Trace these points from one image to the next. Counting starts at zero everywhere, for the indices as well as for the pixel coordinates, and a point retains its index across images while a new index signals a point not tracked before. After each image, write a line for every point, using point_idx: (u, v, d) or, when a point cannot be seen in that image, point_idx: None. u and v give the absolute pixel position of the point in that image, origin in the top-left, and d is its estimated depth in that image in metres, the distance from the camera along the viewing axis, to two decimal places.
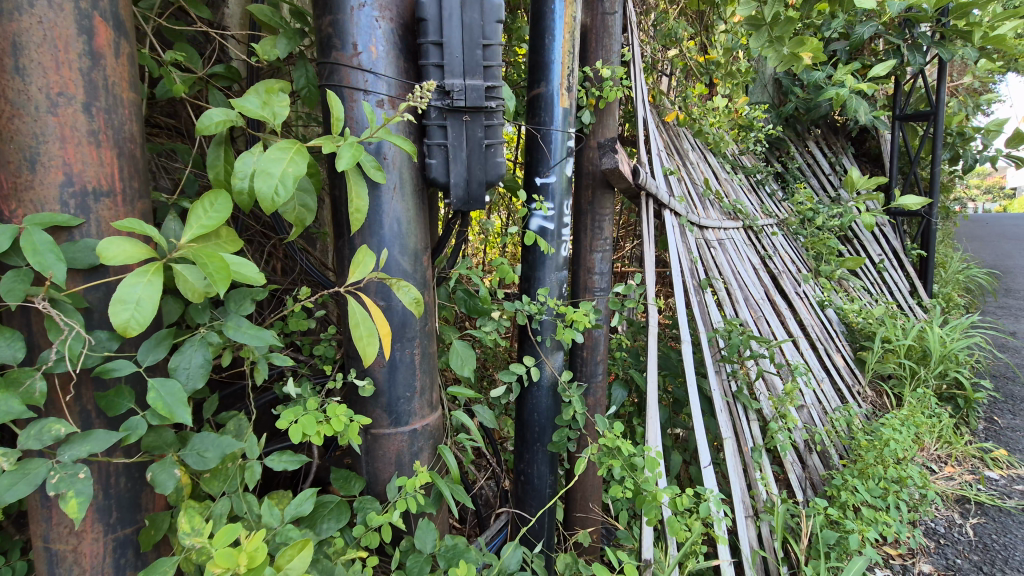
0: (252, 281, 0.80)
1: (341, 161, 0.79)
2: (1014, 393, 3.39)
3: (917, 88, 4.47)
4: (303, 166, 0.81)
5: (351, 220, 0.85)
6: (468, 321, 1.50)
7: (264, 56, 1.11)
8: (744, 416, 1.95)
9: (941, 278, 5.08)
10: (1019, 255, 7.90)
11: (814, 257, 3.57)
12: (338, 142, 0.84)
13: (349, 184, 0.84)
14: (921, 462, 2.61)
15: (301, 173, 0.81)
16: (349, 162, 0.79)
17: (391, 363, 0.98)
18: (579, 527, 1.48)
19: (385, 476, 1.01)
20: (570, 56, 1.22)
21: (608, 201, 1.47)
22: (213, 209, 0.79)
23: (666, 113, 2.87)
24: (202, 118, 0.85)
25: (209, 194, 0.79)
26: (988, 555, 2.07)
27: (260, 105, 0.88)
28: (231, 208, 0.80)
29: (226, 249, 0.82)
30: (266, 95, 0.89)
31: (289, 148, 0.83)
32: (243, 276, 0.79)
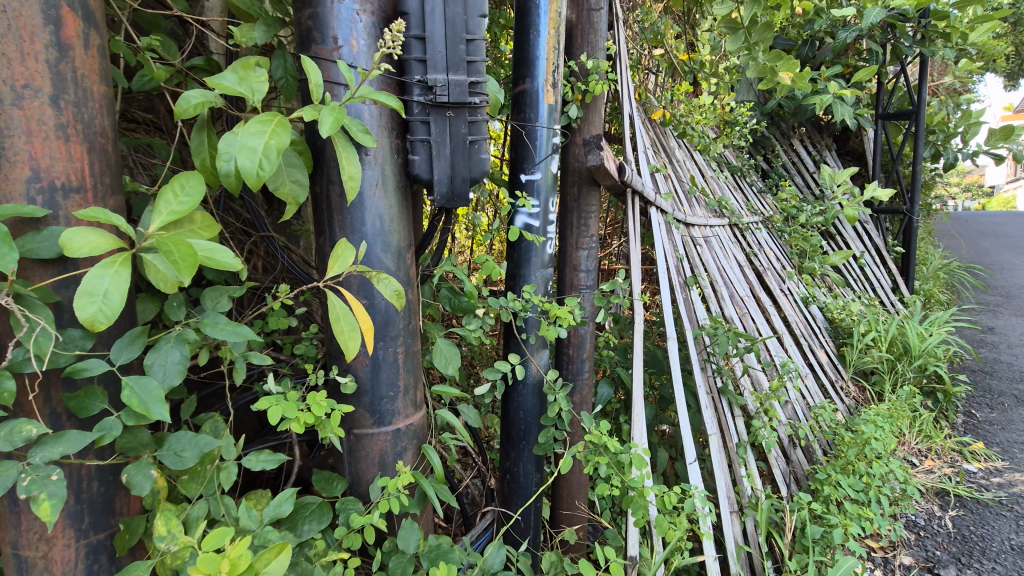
0: (227, 265, 0.77)
1: (323, 127, 0.78)
2: (992, 387, 3.45)
3: (899, 87, 4.52)
4: (286, 135, 0.80)
5: (346, 189, 0.84)
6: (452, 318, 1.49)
7: (242, 39, 1.08)
8: (729, 413, 1.96)
9: (922, 274, 5.17)
10: (997, 252, 8.06)
11: (798, 254, 3.60)
12: (320, 110, 0.83)
13: (338, 151, 0.84)
14: (902, 456, 2.66)
15: (284, 144, 0.80)
16: (333, 126, 0.79)
17: (373, 362, 0.97)
18: (565, 525, 1.48)
19: (368, 477, 1.00)
20: (555, 52, 1.21)
21: (594, 198, 1.47)
22: (182, 193, 0.76)
23: (652, 111, 2.88)
24: (179, 102, 0.85)
25: (180, 176, 0.77)
26: (966, 546, 2.10)
27: (237, 82, 0.87)
28: (202, 192, 0.78)
29: (200, 235, 0.80)
30: (242, 70, 0.88)
31: (270, 121, 0.81)
32: (216, 262, 0.77)
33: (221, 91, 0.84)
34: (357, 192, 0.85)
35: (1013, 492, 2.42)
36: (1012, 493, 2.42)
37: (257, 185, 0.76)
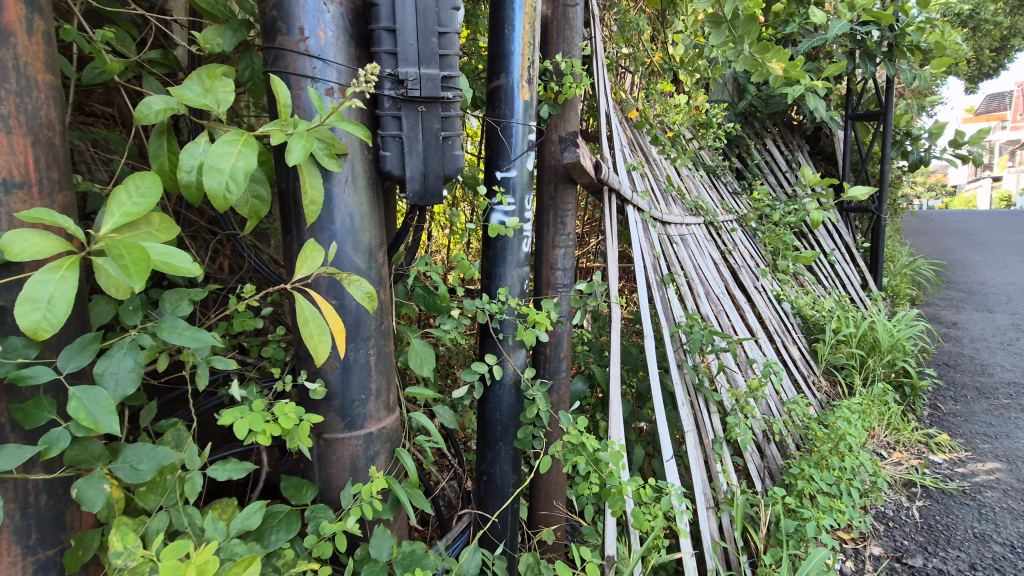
0: (185, 270, 0.74)
1: (292, 154, 0.76)
2: (956, 380, 3.56)
3: (868, 89, 4.64)
4: (252, 159, 0.79)
5: (306, 212, 0.83)
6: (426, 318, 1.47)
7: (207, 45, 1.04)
8: (705, 409, 1.97)
9: (890, 271, 5.32)
10: (959, 249, 8.36)
11: (771, 252, 3.66)
12: (287, 132, 0.80)
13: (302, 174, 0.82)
14: (871, 449, 2.72)
15: (251, 167, 0.79)
16: (301, 155, 0.77)
17: (344, 364, 0.94)
18: (542, 525, 1.47)
19: (339, 483, 0.97)
20: (530, 48, 1.19)
21: (571, 196, 1.45)
22: (137, 193, 0.73)
23: (629, 110, 2.89)
24: (142, 105, 0.81)
25: (134, 175, 0.73)
26: (932, 535, 2.16)
27: (202, 93, 0.85)
28: (158, 191, 0.75)
29: (157, 237, 0.76)
30: (208, 81, 0.86)
31: (236, 141, 0.80)
32: (174, 267, 0.74)
33: (184, 104, 0.82)
34: (317, 215, 0.84)
35: (976, 482, 2.50)
36: (974, 482, 2.50)
37: (223, 208, 0.76)
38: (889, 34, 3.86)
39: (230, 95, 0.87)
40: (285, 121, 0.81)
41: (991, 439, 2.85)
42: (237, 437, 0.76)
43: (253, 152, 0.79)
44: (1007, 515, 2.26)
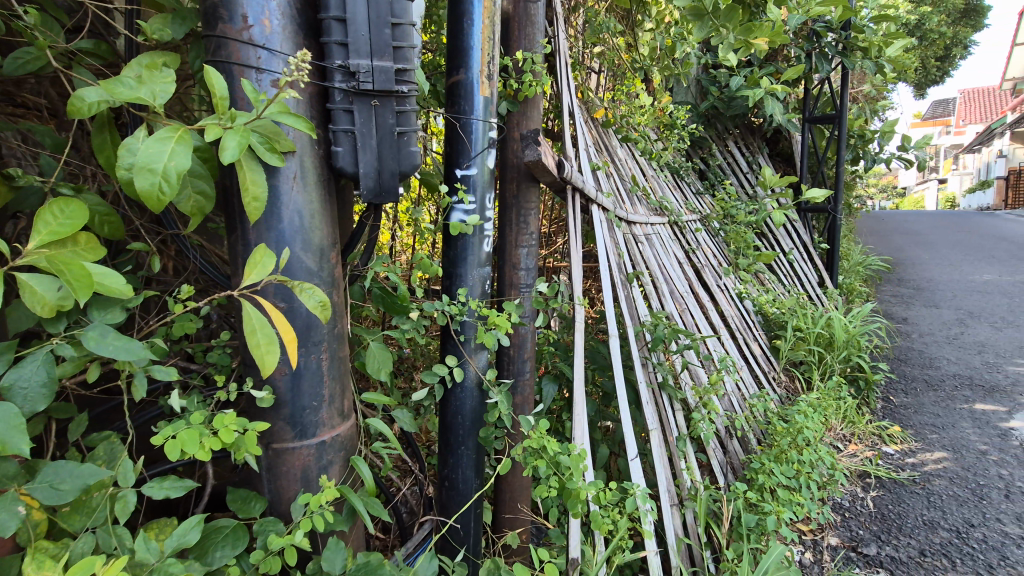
0: (116, 292, 0.74)
1: (226, 152, 0.72)
2: (906, 373, 3.71)
3: (823, 93, 4.81)
4: (185, 158, 0.76)
5: (248, 209, 0.78)
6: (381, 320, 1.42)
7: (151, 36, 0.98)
8: (669, 407, 1.99)
9: (845, 269, 5.52)
10: (909, 248, 8.75)
11: (734, 251, 3.74)
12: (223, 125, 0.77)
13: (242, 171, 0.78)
14: (828, 442, 2.81)
15: (186, 166, 0.76)
16: (236, 151, 0.73)
17: (294, 371, 0.90)
18: (507, 529, 1.45)
19: (290, 494, 0.93)
20: (489, 43, 1.17)
21: (533, 195, 1.44)
22: (62, 214, 0.72)
23: (595, 110, 2.90)
24: (76, 95, 0.76)
25: (61, 198, 0.72)
26: (885, 523, 2.24)
27: (137, 85, 0.81)
28: (89, 214, 0.74)
29: (85, 258, 0.75)
30: (147, 71, 0.81)
31: (170, 137, 0.77)
32: (108, 287, 0.73)
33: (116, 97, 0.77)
34: (260, 213, 0.80)
35: (925, 471, 2.61)
36: (923, 471, 2.61)
37: (157, 209, 0.73)
38: (843, 40, 4.00)
39: (170, 86, 0.82)
40: (222, 115, 0.77)
41: (939, 430, 2.97)
42: (169, 461, 0.72)
43: (187, 151, 0.76)
44: (953, 501, 2.36)
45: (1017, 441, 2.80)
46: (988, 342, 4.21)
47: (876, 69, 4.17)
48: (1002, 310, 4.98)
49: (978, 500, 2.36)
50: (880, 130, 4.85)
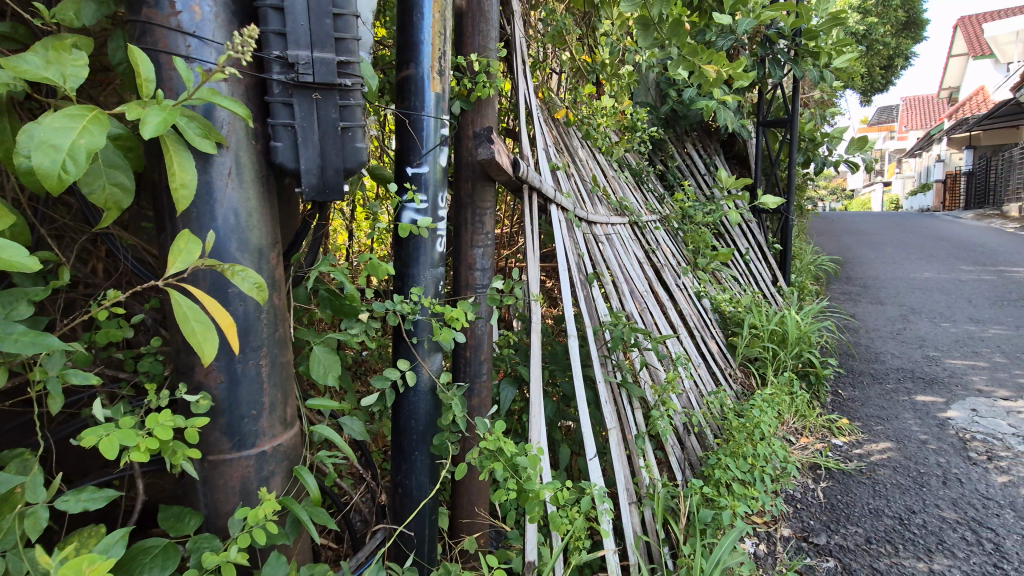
0: (18, 265, 0.65)
1: (146, 128, 0.67)
2: (854, 367, 3.87)
3: (776, 98, 4.97)
4: (99, 136, 0.71)
5: (173, 198, 0.73)
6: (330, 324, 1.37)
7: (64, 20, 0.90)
8: (628, 405, 2.01)
9: (797, 268, 5.72)
10: (856, 248, 9.16)
11: (692, 251, 3.82)
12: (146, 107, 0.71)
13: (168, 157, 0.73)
14: (781, 435, 2.90)
15: (96, 145, 0.71)
16: (156, 127, 0.68)
17: (230, 377, 0.86)
18: (464, 534, 1.42)
19: (228, 508, 0.88)
20: (441, 38, 1.14)
21: (489, 195, 1.42)
22: None
23: (555, 110, 2.91)
24: None
25: None
26: (834, 513, 2.32)
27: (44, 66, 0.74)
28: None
29: None
30: (54, 53, 0.75)
31: (82, 116, 0.71)
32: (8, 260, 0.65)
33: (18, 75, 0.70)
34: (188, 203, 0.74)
35: (871, 461, 2.72)
36: (869, 461, 2.71)
37: (57, 189, 0.67)
38: (795, 47, 4.14)
39: (83, 70, 0.77)
40: (147, 96, 0.72)
41: (883, 421, 3.11)
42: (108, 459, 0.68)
43: (102, 130, 0.71)
44: (897, 490, 2.46)
45: (954, 430, 2.95)
46: (928, 336, 4.43)
47: (825, 76, 4.33)
48: (940, 306, 5.26)
49: (919, 487, 2.47)
50: (829, 134, 5.05)
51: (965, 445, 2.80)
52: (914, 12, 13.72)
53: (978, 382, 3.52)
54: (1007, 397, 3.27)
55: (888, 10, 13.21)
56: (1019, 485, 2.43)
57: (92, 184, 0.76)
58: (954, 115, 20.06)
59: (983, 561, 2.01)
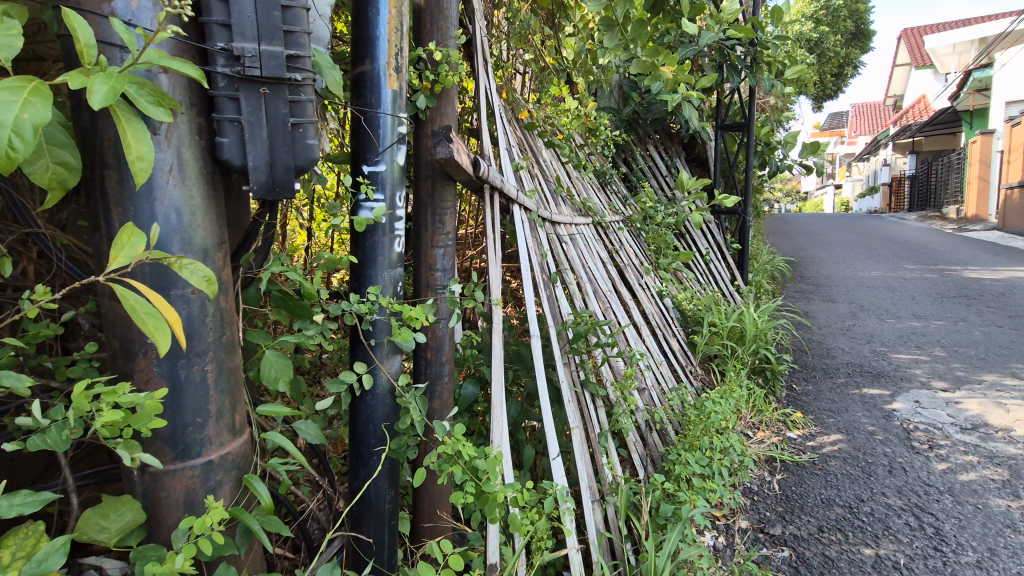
0: None
1: (94, 96, 0.65)
2: (807, 363, 4.02)
3: (733, 103, 5.12)
4: (43, 108, 0.68)
5: (132, 171, 0.71)
6: (284, 326, 1.32)
7: None
8: (591, 404, 2.02)
9: (754, 267, 5.91)
10: (810, 248, 9.53)
11: (654, 251, 3.89)
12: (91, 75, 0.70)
13: (121, 128, 0.71)
14: (739, 430, 2.99)
15: (42, 117, 0.68)
16: (105, 96, 0.66)
17: (173, 385, 0.82)
18: (426, 538, 1.41)
19: (172, 522, 0.85)
20: (398, 33, 1.12)
21: (449, 194, 1.40)
22: None
23: (519, 110, 2.91)
24: None
25: None
26: (789, 504, 2.40)
27: None
28: None
29: None
30: None
31: (22, 89, 0.69)
32: None
33: None
34: (148, 175, 0.72)
35: (823, 452, 2.83)
36: (822, 453, 2.82)
37: (7, 168, 0.65)
38: (751, 53, 4.28)
39: (16, 41, 0.74)
40: (89, 65, 0.70)
41: (835, 414, 3.24)
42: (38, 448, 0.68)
43: (46, 103, 0.69)
44: (847, 479, 2.57)
45: (898, 421, 3.10)
46: (875, 332, 4.65)
47: (779, 82, 4.49)
48: (886, 303, 5.52)
49: (867, 477, 2.58)
50: (783, 139, 5.23)
51: (908, 435, 2.94)
52: (862, 22, 14.38)
53: (920, 375, 3.71)
54: (946, 389, 3.46)
55: (838, 20, 13.80)
56: (957, 472, 2.57)
57: (34, 163, 0.71)
58: (898, 122, 21.13)
59: (925, 545, 2.11)
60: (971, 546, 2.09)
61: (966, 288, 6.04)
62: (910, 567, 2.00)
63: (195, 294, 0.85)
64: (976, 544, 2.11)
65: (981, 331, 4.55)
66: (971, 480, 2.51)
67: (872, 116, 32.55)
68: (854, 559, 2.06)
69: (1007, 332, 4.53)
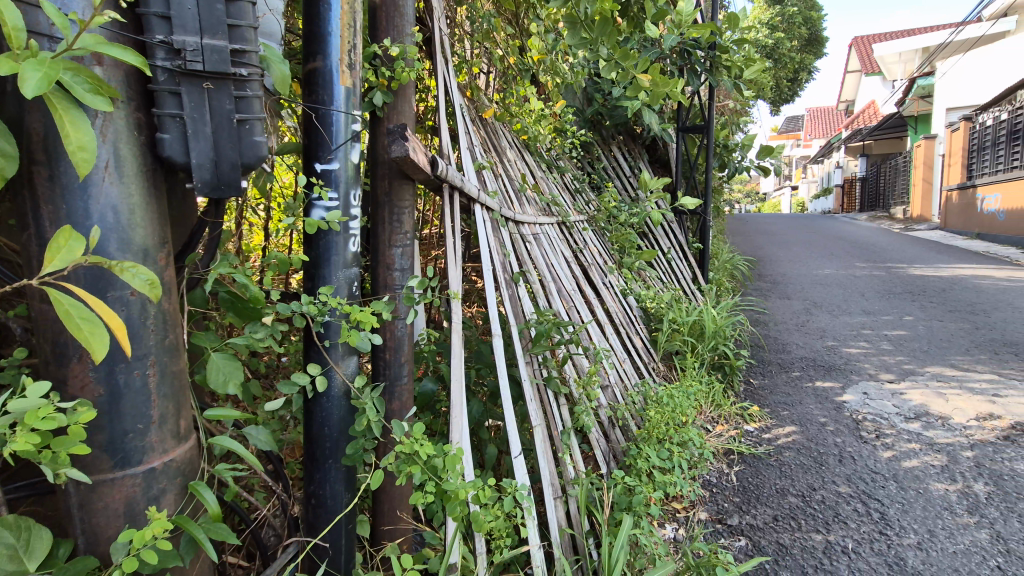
0: None
1: (26, 85, 0.62)
2: (764, 358, 4.16)
3: (694, 105, 5.24)
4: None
5: (74, 159, 0.68)
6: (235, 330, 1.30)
7: None
8: (554, 402, 2.04)
9: (714, 266, 6.07)
10: (767, 247, 9.86)
11: (617, 250, 3.96)
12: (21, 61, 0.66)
13: (58, 119, 0.68)
14: (699, 424, 3.07)
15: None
16: (39, 85, 0.63)
17: (112, 391, 0.81)
18: (386, 540, 1.39)
19: (110, 533, 0.83)
20: (350, 30, 1.11)
21: (407, 193, 1.39)
22: None
23: (484, 110, 2.91)
24: None
25: None
26: (745, 495, 2.48)
27: None
28: None
29: None
30: None
31: None
32: None
33: None
34: (91, 167, 0.69)
35: (778, 444, 2.93)
36: (777, 445, 2.92)
37: None
38: (710, 57, 4.39)
39: None
40: (19, 49, 0.67)
41: (789, 407, 3.36)
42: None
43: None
44: (800, 469, 2.67)
45: (848, 412, 3.23)
46: (827, 328, 4.85)
47: (736, 86, 4.62)
48: (837, 300, 5.77)
49: (818, 466, 2.69)
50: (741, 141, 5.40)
51: (857, 426, 3.08)
52: (816, 30, 14.96)
53: (868, 368, 3.89)
54: (892, 381, 3.64)
55: (793, 27, 14.32)
56: (902, 459, 2.71)
57: None
58: (849, 126, 22.07)
59: (872, 530, 2.21)
60: (913, 529, 2.20)
61: (910, 285, 6.36)
62: (858, 551, 2.09)
63: (134, 297, 0.83)
64: (918, 526, 2.22)
65: (923, 326, 4.81)
66: (914, 466, 2.64)
67: (826, 120, 33.89)
68: (806, 545, 2.14)
69: (946, 326, 4.80)
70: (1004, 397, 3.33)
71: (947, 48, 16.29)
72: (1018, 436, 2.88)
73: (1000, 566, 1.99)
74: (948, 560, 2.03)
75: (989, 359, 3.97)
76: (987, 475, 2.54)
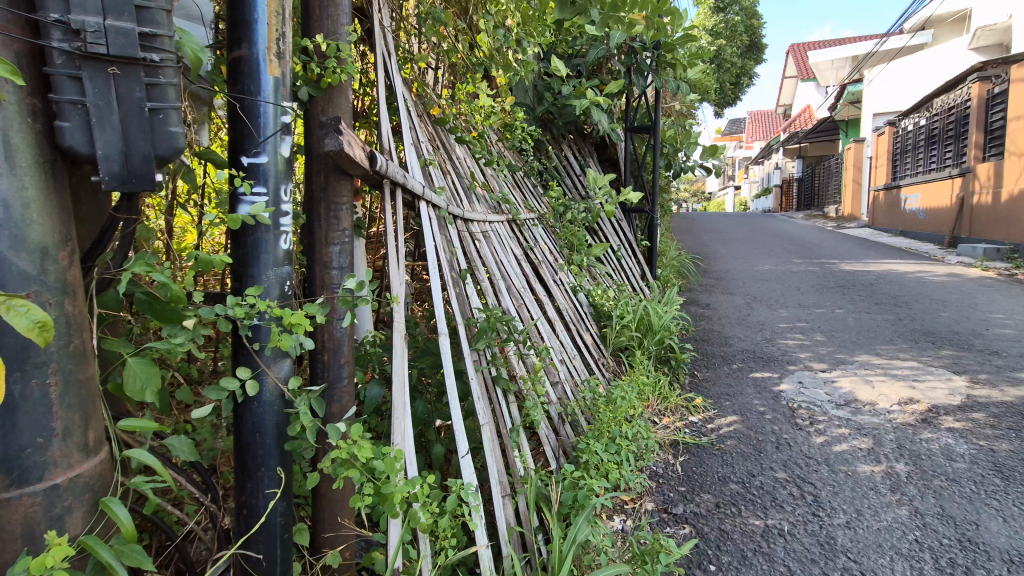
0: None
1: None
2: (708, 351, 4.32)
3: (641, 106, 5.37)
4: None
5: None
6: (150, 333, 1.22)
7: None
8: (502, 399, 2.04)
9: (662, 263, 6.25)
10: (713, 244, 10.23)
11: (567, 248, 4.00)
12: None
13: None
14: (646, 417, 3.15)
15: None
16: None
17: (7, 404, 0.80)
18: (327, 548, 1.35)
19: (10, 555, 0.83)
20: (279, 16, 1.08)
21: (345, 189, 1.35)
22: None
23: (431, 106, 2.87)
24: None
25: None
26: (690, 484, 2.57)
27: None
28: None
29: None
30: None
31: None
32: None
33: None
34: None
35: (721, 434, 3.04)
36: (719, 434, 3.03)
37: None
38: (656, 57, 4.51)
39: None
40: None
41: (731, 397, 3.50)
42: None
43: None
44: (740, 457, 2.78)
45: (785, 401, 3.40)
46: (766, 321, 5.08)
47: (681, 86, 4.76)
48: (776, 294, 6.05)
49: (757, 453, 2.81)
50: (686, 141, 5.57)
51: (793, 413, 3.24)
52: (756, 36, 15.63)
53: (803, 358, 4.10)
54: (824, 370, 3.85)
55: (735, 34, 14.92)
56: (833, 443, 2.87)
57: None
58: (787, 129, 23.21)
59: (806, 512, 2.33)
60: (842, 509, 2.34)
61: (842, 279, 6.76)
62: (793, 533, 2.20)
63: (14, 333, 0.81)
64: (846, 506, 2.36)
65: (852, 317, 5.11)
66: (843, 450, 2.80)
67: (766, 123, 35.50)
68: (745, 530, 2.23)
69: (873, 317, 5.13)
70: (923, 382, 3.58)
71: (873, 57, 17.37)
72: (934, 418, 3.10)
73: (919, 539, 2.14)
74: (873, 536, 2.17)
75: (910, 347, 4.26)
76: (907, 455, 2.73)
